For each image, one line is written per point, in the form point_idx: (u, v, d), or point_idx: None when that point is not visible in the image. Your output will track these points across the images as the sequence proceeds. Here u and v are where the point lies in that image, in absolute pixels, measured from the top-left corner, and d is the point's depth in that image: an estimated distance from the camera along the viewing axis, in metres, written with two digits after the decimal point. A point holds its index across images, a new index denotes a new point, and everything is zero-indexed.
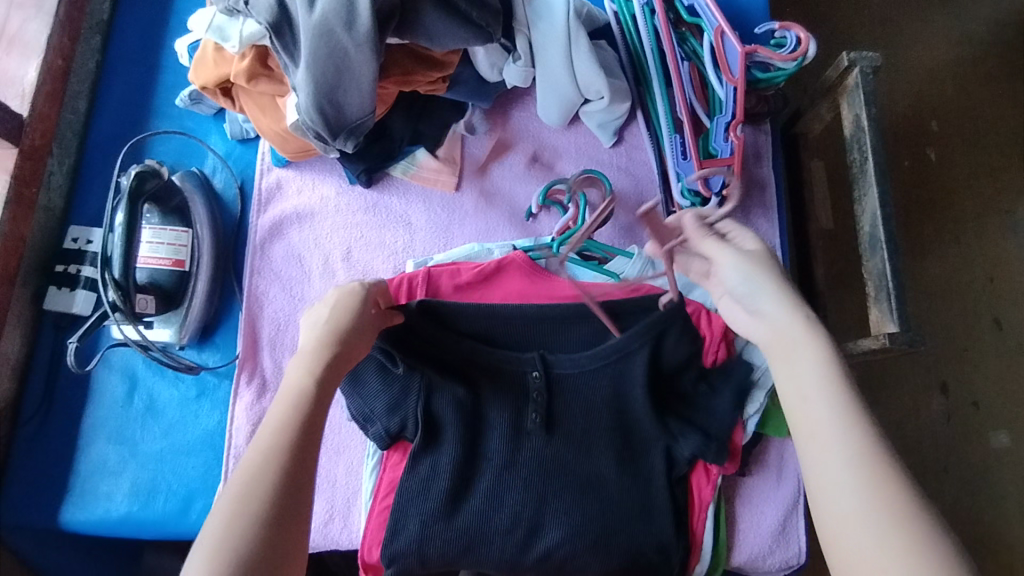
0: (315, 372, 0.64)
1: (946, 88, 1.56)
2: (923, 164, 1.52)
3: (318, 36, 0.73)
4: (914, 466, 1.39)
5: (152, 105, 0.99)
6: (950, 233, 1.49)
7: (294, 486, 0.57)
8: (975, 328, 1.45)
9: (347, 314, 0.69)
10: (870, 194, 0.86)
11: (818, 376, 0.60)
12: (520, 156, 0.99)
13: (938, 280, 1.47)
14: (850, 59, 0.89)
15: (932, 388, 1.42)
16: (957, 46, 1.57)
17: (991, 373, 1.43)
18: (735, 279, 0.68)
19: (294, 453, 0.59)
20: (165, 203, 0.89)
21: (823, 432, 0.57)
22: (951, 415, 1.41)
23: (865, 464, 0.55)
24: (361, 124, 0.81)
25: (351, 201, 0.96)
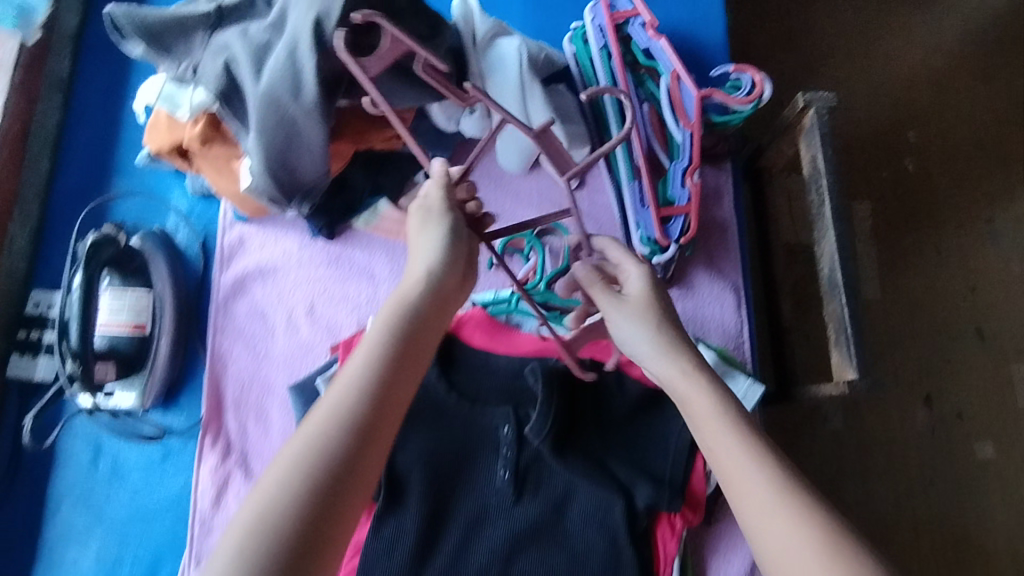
0: (382, 343, 0.58)
1: (922, 97, 1.56)
2: (902, 175, 1.52)
3: (266, 105, 0.72)
4: (902, 484, 1.38)
5: (113, 164, 0.99)
6: (930, 246, 1.49)
7: (346, 466, 0.53)
8: (957, 339, 1.45)
9: (434, 248, 0.62)
10: (828, 237, 0.86)
11: (718, 421, 0.63)
12: (483, 203, 0.98)
13: (919, 292, 1.47)
14: (806, 99, 0.89)
15: (916, 401, 1.42)
16: (932, 56, 1.58)
17: (973, 385, 1.43)
18: (627, 330, 0.68)
19: (356, 435, 0.55)
20: (124, 266, 0.90)
21: (742, 472, 0.60)
22: (936, 427, 1.41)
23: (781, 492, 0.59)
24: (315, 184, 0.81)
25: (314, 255, 0.96)
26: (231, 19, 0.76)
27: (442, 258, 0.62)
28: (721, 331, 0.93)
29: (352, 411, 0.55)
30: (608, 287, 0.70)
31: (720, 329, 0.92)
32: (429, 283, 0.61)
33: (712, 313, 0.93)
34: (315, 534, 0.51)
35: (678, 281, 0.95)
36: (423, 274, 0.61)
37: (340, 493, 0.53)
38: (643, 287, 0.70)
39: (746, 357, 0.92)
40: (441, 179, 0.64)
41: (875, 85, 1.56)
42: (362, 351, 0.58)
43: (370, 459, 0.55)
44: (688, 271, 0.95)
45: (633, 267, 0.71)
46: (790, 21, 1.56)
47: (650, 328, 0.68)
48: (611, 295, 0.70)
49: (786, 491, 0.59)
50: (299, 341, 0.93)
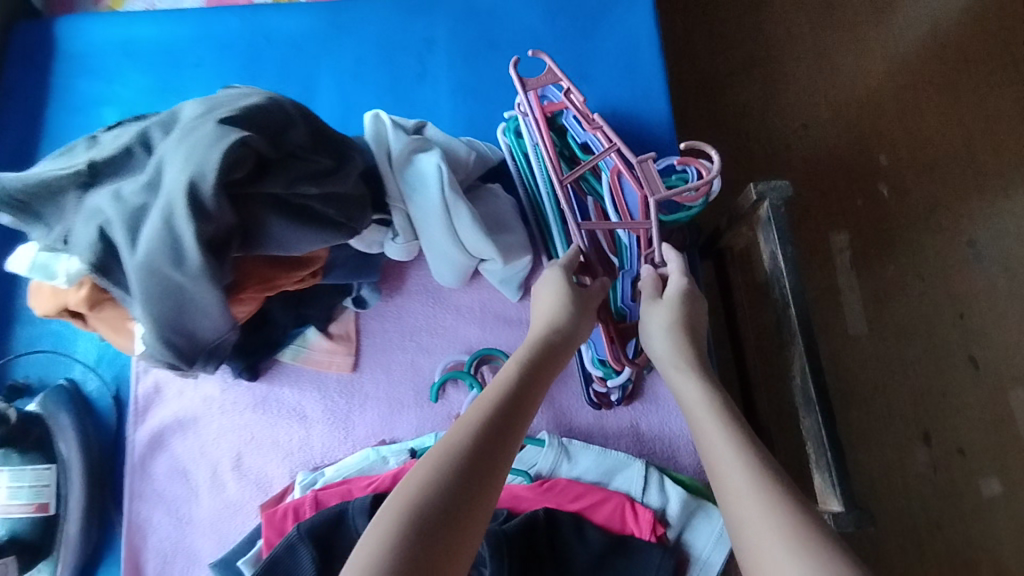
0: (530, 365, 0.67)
1: (890, 116, 1.50)
2: (877, 202, 1.45)
3: (147, 276, 0.64)
4: (909, 532, 1.28)
5: (15, 313, 0.91)
6: (910, 273, 1.42)
7: (476, 469, 0.56)
8: (949, 370, 1.36)
9: (549, 298, 0.74)
10: (796, 345, 0.78)
11: (709, 414, 0.66)
12: (421, 321, 0.90)
13: (905, 325, 1.39)
14: (759, 191, 0.82)
15: (914, 438, 1.33)
16: (893, 76, 1.52)
17: (974, 419, 1.34)
18: (659, 333, 0.75)
19: (479, 451, 0.57)
20: (21, 441, 0.79)
21: (725, 462, 0.60)
22: (938, 465, 1.31)
23: (759, 486, 0.57)
24: (221, 341, 0.72)
25: (238, 398, 0.87)
26: (106, 176, 0.67)
27: (560, 307, 0.73)
28: (692, 451, 0.83)
29: (487, 422, 0.60)
30: (654, 289, 0.78)
31: (690, 446, 0.83)
32: (551, 322, 0.72)
33: (680, 426, 0.84)
34: (441, 534, 0.51)
35: (640, 393, 0.86)
36: (546, 317, 0.73)
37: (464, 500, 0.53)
38: (677, 291, 0.76)
39: None
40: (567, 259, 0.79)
41: (840, 109, 1.50)
42: (505, 375, 0.66)
43: (496, 468, 0.57)
44: (649, 381, 0.87)
45: (676, 273, 0.78)
46: (738, 63, 1.52)
47: (672, 330, 0.74)
48: (651, 301, 0.77)
49: (763, 484, 0.57)
50: (226, 500, 0.83)
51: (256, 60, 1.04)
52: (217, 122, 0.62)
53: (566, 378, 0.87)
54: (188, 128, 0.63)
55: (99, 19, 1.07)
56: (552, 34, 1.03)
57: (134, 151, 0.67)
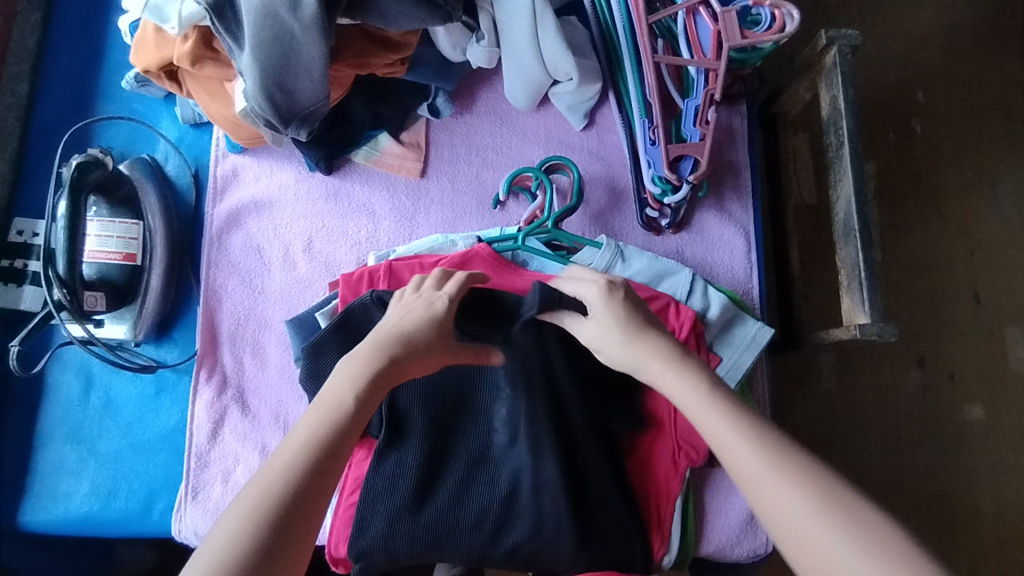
0: (369, 375, 0.63)
1: (934, 53, 1.51)
2: (907, 137, 1.49)
3: (262, 18, 0.68)
4: (891, 435, 1.37)
5: (98, 89, 0.94)
6: (930, 205, 1.47)
7: (320, 476, 0.56)
8: (952, 299, 1.43)
9: (416, 317, 0.68)
10: (846, 179, 0.83)
11: (660, 360, 0.65)
12: (488, 140, 0.95)
13: (916, 252, 1.45)
14: (829, 37, 0.85)
15: (910, 361, 1.40)
16: (947, 13, 1.53)
17: (969, 349, 1.42)
18: (591, 336, 0.70)
19: (306, 480, 0.55)
20: (112, 193, 0.85)
21: (716, 428, 0.59)
22: (929, 389, 1.39)
23: (743, 426, 0.58)
24: (314, 110, 0.77)
25: (311, 189, 0.92)
26: None
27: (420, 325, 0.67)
28: (730, 277, 0.91)
29: (337, 418, 0.60)
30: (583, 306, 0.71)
31: (729, 274, 0.91)
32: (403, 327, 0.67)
33: (723, 257, 0.91)
34: (293, 523, 0.53)
35: (688, 224, 0.92)
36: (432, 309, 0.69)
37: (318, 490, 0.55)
38: (608, 296, 0.69)
39: (755, 303, 0.91)
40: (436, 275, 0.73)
41: (888, 38, 1.51)
42: (338, 400, 0.61)
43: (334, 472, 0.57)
44: (698, 215, 0.92)
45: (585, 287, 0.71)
46: None
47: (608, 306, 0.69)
48: (577, 318, 0.72)
49: (750, 425, 0.58)
50: (297, 277, 0.90)
51: None
52: None
53: (621, 204, 0.93)
54: None
55: None
56: None
57: None
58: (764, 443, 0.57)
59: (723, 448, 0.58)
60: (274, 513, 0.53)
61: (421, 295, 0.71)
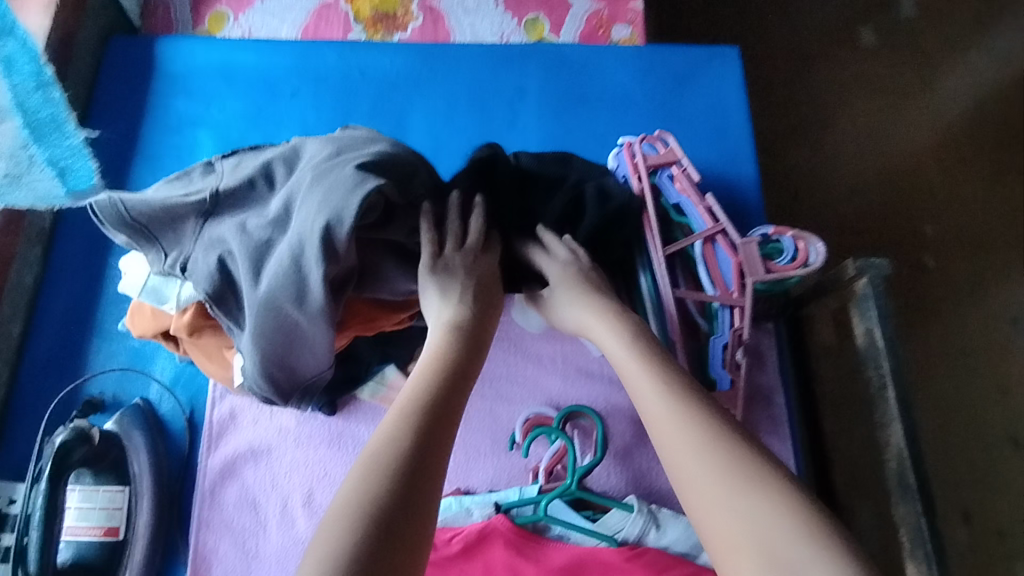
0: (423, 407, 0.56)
1: (934, 184, 1.50)
2: (921, 271, 1.44)
3: (265, 310, 0.64)
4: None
5: (94, 326, 0.90)
6: (954, 347, 1.40)
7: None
8: (996, 453, 1.33)
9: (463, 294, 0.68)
10: (894, 427, 0.77)
11: (665, 407, 0.59)
12: (502, 369, 0.89)
13: (948, 401, 1.36)
14: (857, 267, 0.82)
15: (955, 516, 1.28)
16: (941, 146, 1.54)
17: (1014, 502, 1.30)
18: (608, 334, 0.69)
19: None
20: (99, 461, 0.78)
21: (691, 467, 0.55)
22: (976, 546, 1.27)
23: (723, 456, 0.54)
24: (316, 379, 0.72)
25: (313, 431, 0.86)
26: (227, 205, 0.67)
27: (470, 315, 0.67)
28: None
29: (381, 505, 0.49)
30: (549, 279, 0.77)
31: None
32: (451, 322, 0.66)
33: None
34: None
35: None
36: (445, 318, 0.67)
37: None
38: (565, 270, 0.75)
39: None
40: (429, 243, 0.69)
41: (890, 178, 1.50)
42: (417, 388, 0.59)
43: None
44: None
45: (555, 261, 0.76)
46: (794, 122, 1.54)
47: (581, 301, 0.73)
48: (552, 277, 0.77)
49: (720, 440, 0.56)
50: (295, 536, 0.81)
51: (351, 95, 1.06)
52: (354, 167, 0.62)
53: (647, 440, 0.85)
54: (320, 168, 0.64)
55: (196, 40, 1.09)
56: (641, 91, 1.05)
57: (257, 183, 0.67)
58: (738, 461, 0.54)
59: (709, 511, 0.53)
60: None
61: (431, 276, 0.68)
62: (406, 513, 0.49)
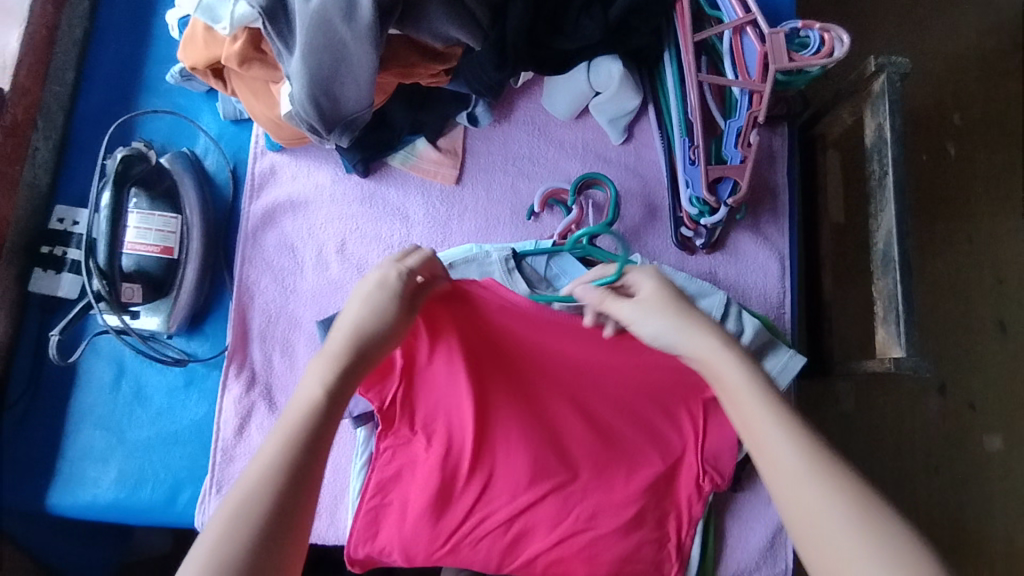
0: (337, 370, 0.60)
1: (976, 64, 1.46)
2: (940, 161, 1.44)
3: (315, 26, 0.68)
4: (911, 464, 1.36)
5: (141, 81, 0.95)
6: (963, 232, 1.42)
7: (296, 486, 0.54)
8: (981, 324, 1.40)
9: (382, 305, 0.62)
10: (887, 210, 0.82)
11: (766, 418, 0.60)
12: (525, 150, 0.94)
13: (945, 277, 1.41)
14: (878, 63, 0.84)
15: (931, 388, 1.38)
16: (1002, 18, 1.46)
17: (991, 380, 1.39)
18: (659, 325, 0.66)
19: (288, 478, 0.54)
20: (153, 187, 0.86)
21: (790, 474, 0.57)
22: (948, 416, 1.37)
23: (812, 463, 0.56)
24: (356, 117, 0.78)
25: (347, 190, 0.93)
26: None
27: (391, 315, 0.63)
28: (763, 299, 0.91)
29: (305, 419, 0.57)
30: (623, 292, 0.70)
31: (761, 297, 0.90)
32: (368, 311, 0.62)
33: (755, 280, 0.91)
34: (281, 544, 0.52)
35: (721, 245, 0.92)
36: (372, 289, 0.63)
37: (301, 481, 0.54)
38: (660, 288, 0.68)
39: (786, 328, 0.90)
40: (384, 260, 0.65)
41: (936, 47, 1.45)
42: (332, 348, 0.61)
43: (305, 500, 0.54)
44: (732, 236, 0.92)
45: (639, 271, 0.70)
46: None
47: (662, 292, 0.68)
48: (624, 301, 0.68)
49: (827, 468, 0.56)
50: (329, 278, 0.90)
51: None
52: None
53: (656, 221, 0.93)
54: None
55: None
56: None
57: None
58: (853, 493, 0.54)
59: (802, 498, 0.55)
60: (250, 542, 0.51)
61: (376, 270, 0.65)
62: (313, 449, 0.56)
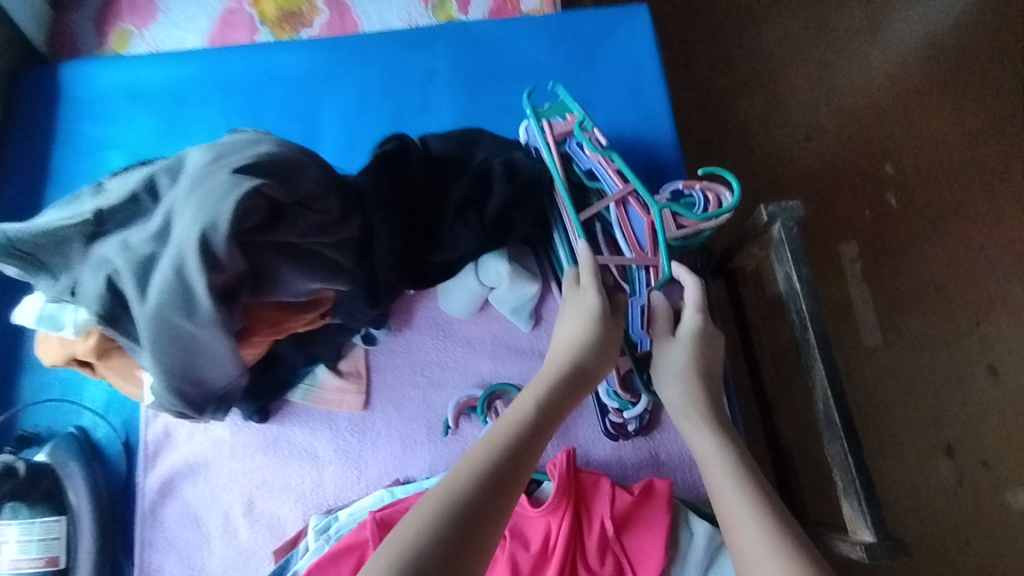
0: (557, 395, 0.68)
1: (896, 119, 1.42)
2: (885, 215, 1.36)
3: (157, 326, 0.63)
4: (939, 548, 1.17)
5: (23, 362, 0.90)
6: (927, 279, 1.32)
7: (479, 507, 0.56)
8: (974, 376, 1.27)
9: (585, 320, 0.74)
10: (816, 369, 0.76)
11: (738, 490, 0.64)
12: (432, 356, 0.89)
13: (921, 339, 1.29)
14: (770, 213, 0.81)
15: (935, 450, 1.23)
16: (902, 73, 1.45)
17: (993, 433, 1.24)
18: (671, 388, 0.76)
19: (490, 478, 0.58)
20: (31, 494, 0.78)
21: (746, 543, 0.60)
22: (964, 479, 1.21)
23: (772, 539, 0.59)
24: (230, 388, 0.71)
25: (248, 440, 0.85)
26: (112, 222, 0.66)
27: (595, 338, 0.72)
28: None
29: (524, 428, 0.64)
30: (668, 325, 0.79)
31: None
32: (581, 339, 0.73)
33: None
34: (461, 551, 0.52)
35: (657, 423, 0.84)
36: (593, 306, 0.74)
37: (501, 488, 0.58)
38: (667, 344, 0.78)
39: None
40: (589, 265, 0.77)
41: (845, 112, 1.43)
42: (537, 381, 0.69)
43: (491, 524, 0.55)
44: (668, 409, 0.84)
45: (688, 312, 0.79)
46: (746, 64, 1.45)
47: (692, 347, 0.77)
48: (661, 339, 0.79)
49: (779, 543, 0.58)
50: (239, 546, 0.82)
51: (262, 95, 1.03)
52: (230, 173, 0.62)
53: (582, 409, 0.85)
54: (197, 178, 0.63)
55: (101, 62, 1.07)
56: (554, 60, 1.01)
57: (141, 198, 0.67)
58: (801, 573, 0.55)
59: (751, 567, 0.58)
60: (427, 550, 0.51)
61: (570, 296, 0.78)
62: (517, 462, 0.61)
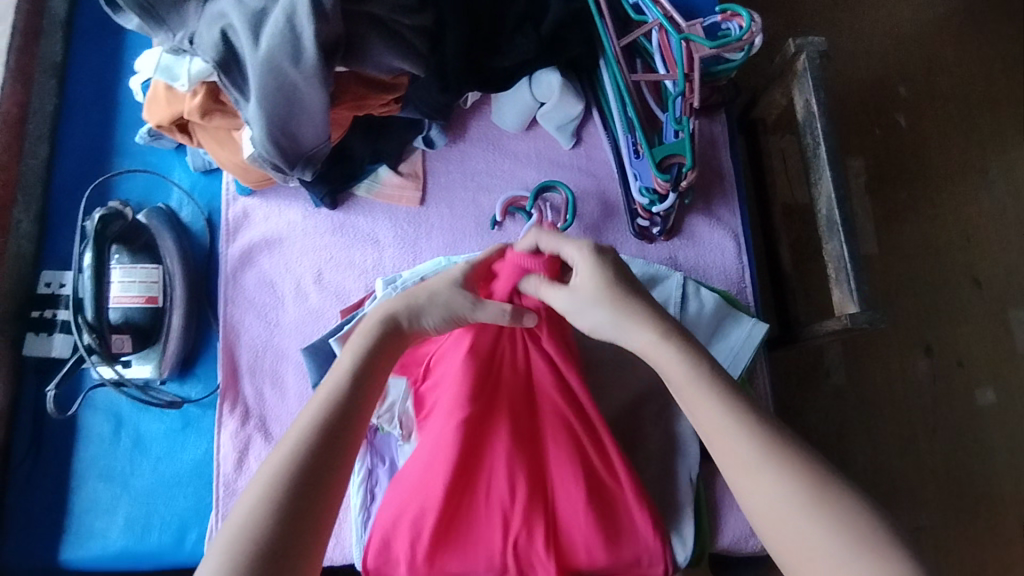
0: (355, 383, 0.63)
1: (922, 23, 1.46)
2: (894, 133, 1.41)
3: (267, 72, 0.74)
4: (905, 434, 1.28)
5: (113, 145, 1.00)
6: (920, 194, 1.38)
7: (315, 480, 0.57)
8: (960, 280, 1.34)
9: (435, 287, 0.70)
10: (824, 178, 0.87)
11: (720, 406, 0.61)
12: (482, 165, 1.00)
13: (916, 241, 1.36)
14: (797, 45, 0.91)
15: (915, 350, 1.31)
16: None
17: (973, 336, 1.32)
18: (591, 314, 0.67)
19: (300, 486, 0.56)
20: (132, 242, 0.91)
21: (742, 456, 0.60)
22: (938, 376, 1.30)
23: (771, 456, 0.59)
24: (316, 150, 0.83)
25: (318, 223, 0.97)
26: None
27: (423, 303, 0.69)
28: (723, 276, 0.95)
29: (327, 418, 0.61)
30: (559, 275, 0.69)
31: (722, 274, 0.95)
32: (424, 297, 0.69)
33: (713, 260, 0.96)
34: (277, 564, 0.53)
35: (678, 231, 0.96)
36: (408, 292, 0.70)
37: (315, 487, 0.57)
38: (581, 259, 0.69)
39: (749, 301, 0.94)
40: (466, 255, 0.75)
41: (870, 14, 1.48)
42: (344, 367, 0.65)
43: (311, 524, 0.56)
44: (688, 221, 0.97)
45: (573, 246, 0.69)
46: None
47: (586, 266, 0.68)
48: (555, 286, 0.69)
49: (780, 459, 0.59)
50: (310, 308, 0.94)
51: None
52: None
53: (615, 216, 0.98)
54: None
55: None
56: None
57: None
58: (812, 487, 0.57)
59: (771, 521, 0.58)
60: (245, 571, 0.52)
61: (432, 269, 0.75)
62: (325, 455, 0.59)
